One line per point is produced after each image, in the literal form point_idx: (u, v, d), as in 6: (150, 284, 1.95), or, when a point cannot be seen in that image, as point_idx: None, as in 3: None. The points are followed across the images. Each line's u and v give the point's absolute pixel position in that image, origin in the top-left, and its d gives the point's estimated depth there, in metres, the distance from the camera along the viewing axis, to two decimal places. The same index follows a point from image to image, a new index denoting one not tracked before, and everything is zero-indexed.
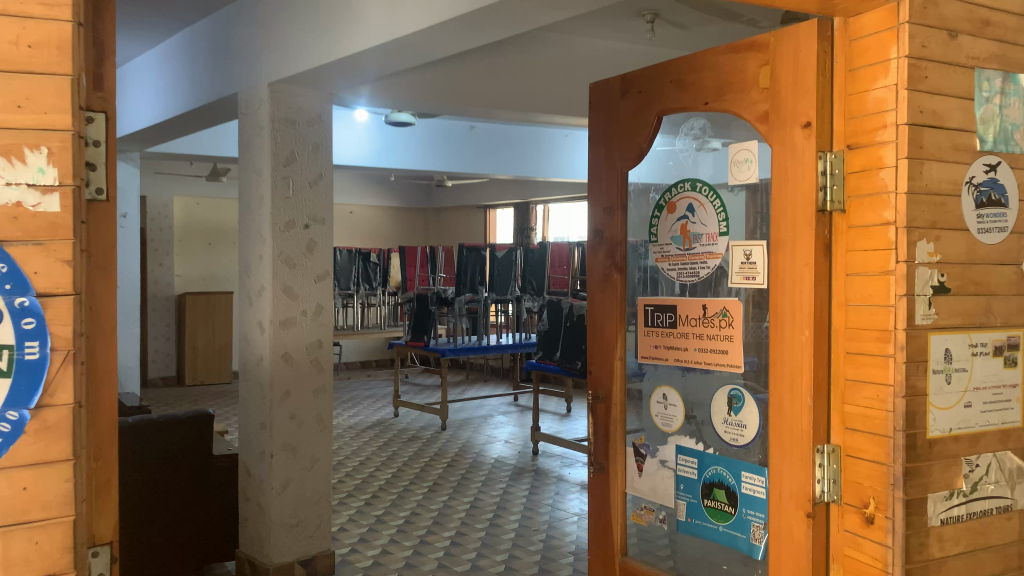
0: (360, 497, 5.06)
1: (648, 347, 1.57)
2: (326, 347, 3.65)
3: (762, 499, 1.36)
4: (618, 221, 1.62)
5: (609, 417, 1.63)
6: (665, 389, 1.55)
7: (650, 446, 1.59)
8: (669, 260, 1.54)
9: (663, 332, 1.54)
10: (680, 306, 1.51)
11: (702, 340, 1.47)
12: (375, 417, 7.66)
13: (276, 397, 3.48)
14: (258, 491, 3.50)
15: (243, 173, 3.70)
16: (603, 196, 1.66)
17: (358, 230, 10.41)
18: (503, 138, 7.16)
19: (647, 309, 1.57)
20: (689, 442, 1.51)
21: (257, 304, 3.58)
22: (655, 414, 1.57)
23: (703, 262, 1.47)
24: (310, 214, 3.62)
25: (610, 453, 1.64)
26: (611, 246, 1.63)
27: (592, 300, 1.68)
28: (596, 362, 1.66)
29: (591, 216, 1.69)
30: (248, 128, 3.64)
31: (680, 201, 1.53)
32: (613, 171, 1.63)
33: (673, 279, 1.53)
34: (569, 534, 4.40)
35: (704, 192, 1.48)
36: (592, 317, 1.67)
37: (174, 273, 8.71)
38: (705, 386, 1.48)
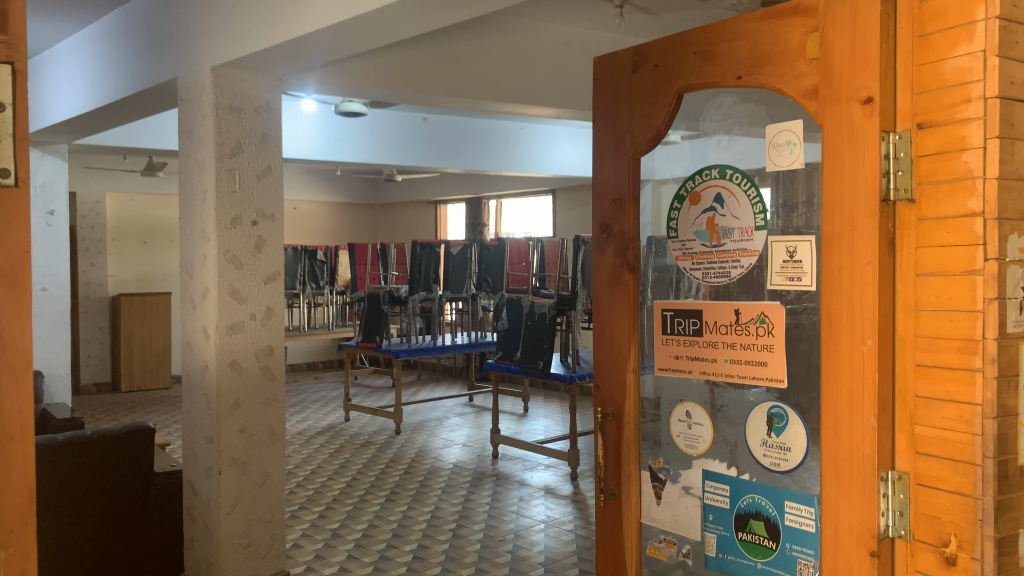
0: (313, 509, 4.79)
1: (667, 357, 1.39)
2: (277, 354, 3.38)
3: (812, 533, 1.19)
4: (631, 214, 1.43)
5: (621, 437, 1.44)
6: (689, 406, 1.37)
7: (670, 470, 1.40)
8: (693, 258, 1.35)
9: (685, 341, 1.36)
10: (706, 311, 1.33)
11: (734, 350, 1.28)
12: (326, 422, 7.37)
13: (224, 408, 3.21)
14: (205, 511, 3.24)
15: (185, 166, 3.42)
16: (611, 186, 1.47)
17: (304, 226, 10.06)
18: (456, 130, 6.94)
19: (665, 315, 1.39)
20: (719, 468, 1.33)
21: (201, 308, 3.30)
22: (676, 434, 1.40)
23: (735, 260, 1.29)
24: (258, 210, 3.35)
25: (622, 478, 1.44)
26: (620, 242, 1.44)
27: (597, 304, 1.49)
28: (605, 376, 1.47)
29: (596, 208, 1.50)
30: (189, 116, 3.36)
31: (707, 190, 1.35)
32: (624, 157, 1.44)
33: (697, 280, 1.35)
34: (536, 543, 4.22)
35: (736, 180, 1.30)
36: (598, 324, 1.48)
37: (107, 273, 8.28)
38: (738, 402, 1.30)
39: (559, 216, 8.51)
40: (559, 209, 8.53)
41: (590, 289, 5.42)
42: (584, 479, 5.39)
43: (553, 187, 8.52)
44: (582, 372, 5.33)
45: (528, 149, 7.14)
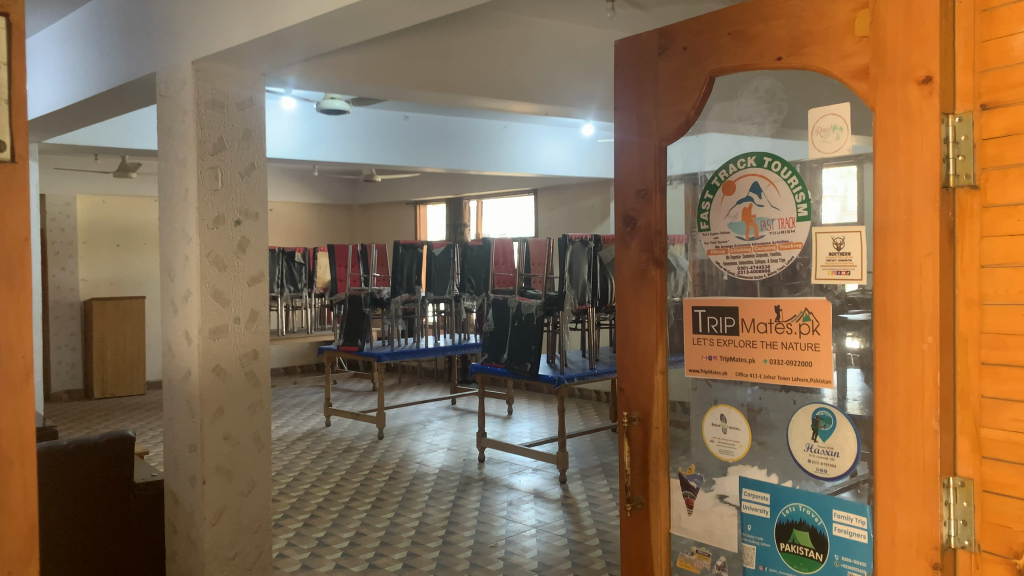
0: (298, 517, 4.67)
1: (699, 358, 1.42)
2: (262, 358, 3.33)
3: (859, 544, 1.20)
4: (658, 208, 1.44)
5: (646, 442, 1.47)
6: (723, 409, 1.42)
7: (701, 477, 1.44)
8: (728, 253, 1.38)
9: (721, 340, 1.39)
10: (742, 308, 1.35)
11: (774, 348, 1.30)
12: (306, 427, 7.23)
13: (207, 416, 3.16)
14: (190, 521, 3.21)
15: (164, 163, 3.31)
16: (634, 176, 1.47)
17: (281, 228, 9.90)
18: (439, 128, 6.82)
19: (697, 313, 1.42)
20: (757, 479, 1.37)
21: (183, 311, 3.22)
22: (711, 439, 1.44)
23: (776, 254, 1.31)
24: (241, 209, 3.26)
25: (649, 479, 1.47)
26: (645, 236, 1.46)
27: (621, 300, 1.50)
28: (631, 374, 1.49)
29: (618, 198, 1.51)
30: (169, 112, 3.25)
31: (743, 179, 1.37)
32: (649, 147, 1.45)
33: (731, 275, 1.38)
34: (529, 549, 4.13)
35: (774, 168, 1.32)
36: (622, 320, 1.50)
37: (79, 277, 8.10)
38: (779, 403, 1.32)
39: (541, 216, 8.44)
40: (540, 209, 8.45)
41: (577, 289, 5.30)
42: (573, 481, 5.31)
43: (534, 187, 8.44)
44: (570, 373, 5.26)
45: (511, 148, 7.06)
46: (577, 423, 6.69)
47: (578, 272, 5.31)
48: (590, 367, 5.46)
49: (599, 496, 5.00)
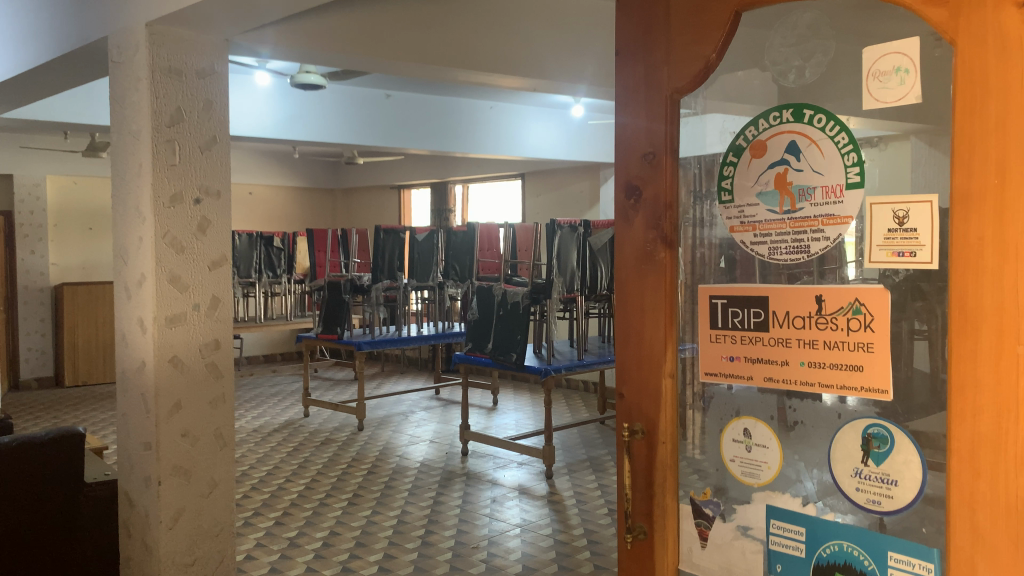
0: (269, 515, 4.42)
1: (719, 359, 1.40)
2: (224, 349, 3.09)
3: None
4: (666, 185, 1.43)
5: (652, 452, 1.47)
6: (748, 422, 1.40)
7: (717, 503, 1.44)
8: (758, 229, 1.35)
9: (746, 337, 1.36)
10: (773, 299, 1.32)
11: (813, 350, 1.27)
12: (284, 418, 6.99)
13: (163, 411, 2.90)
14: (144, 524, 2.97)
15: (116, 136, 3.03)
16: (643, 141, 1.46)
17: (259, 212, 9.64)
18: (422, 108, 6.53)
19: (717, 303, 1.40)
20: (787, 511, 1.35)
21: (137, 297, 2.96)
22: (736, 459, 1.42)
23: (818, 231, 1.27)
24: (201, 186, 3.01)
25: (654, 488, 1.47)
26: (650, 217, 1.45)
27: (622, 281, 1.50)
28: (637, 366, 1.48)
29: (623, 164, 1.50)
30: (122, 80, 2.98)
31: (778, 138, 1.32)
32: (658, 105, 1.44)
33: (761, 256, 1.34)
34: (513, 550, 3.90)
35: (817, 124, 1.27)
36: (623, 307, 1.50)
37: (49, 261, 8.12)
38: (819, 416, 1.29)
39: (528, 201, 8.23)
40: (527, 195, 8.22)
41: (566, 276, 5.08)
42: (559, 477, 5.08)
43: (521, 171, 8.19)
44: (557, 365, 5.04)
45: (497, 131, 6.82)
46: (565, 416, 6.47)
47: (567, 259, 5.08)
48: (578, 358, 5.23)
49: (587, 492, 4.77)
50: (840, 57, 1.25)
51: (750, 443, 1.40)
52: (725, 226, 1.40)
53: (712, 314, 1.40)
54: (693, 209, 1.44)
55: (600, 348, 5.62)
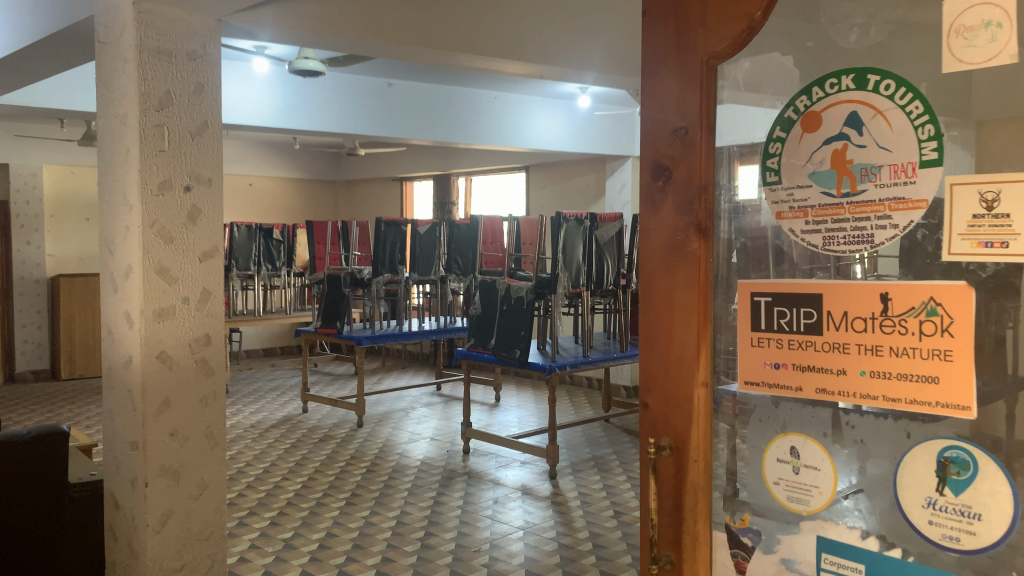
0: (264, 515, 4.29)
1: (760, 366, 1.27)
2: (216, 345, 2.97)
3: None
4: (700, 166, 1.33)
5: (680, 466, 1.37)
6: (795, 439, 1.26)
7: (755, 529, 1.31)
8: (811, 216, 1.22)
9: (794, 339, 1.23)
10: (827, 298, 1.19)
11: (876, 354, 1.13)
12: (282, 413, 6.86)
13: (151, 410, 2.76)
14: (130, 528, 2.83)
15: (102, 121, 2.88)
16: (673, 116, 1.36)
17: (258, 203, 9.51)
18: (424, 96, 6.36)
19: (760, 302, 1.27)
20: (842, 544, 1.20)
21: (124, 290, 2.81)
22: (783, 481, 1.28)
23: (881, 218, 1.14)
24: (191, 173, 2.88)
25: (681, 505, 1.38)
26: (680, 205, 1.35)
27: (649, 272, 1.40)
28: (664, 366, 1.38)
29: (650, 144, 1.40)
30: (108, 61, 2.83)
31: (835, 109, 1.18)
32: (692, 78, 1.34)
33: (814, 247, 1.21)
34: (515, 555, 3.76)
35: (885, 91, 1.13)
36: (650, 302, 1.39)
37: (46, 252, 7.99)
38: (881, 433, 1.15)
39: (533, 194, 8.10)
40: (531, 187, 8.08)
41: (571, 271, 4.94)
42: (563, 477, 4.94)
43: (525, 163, 8.05)
44: (562, 362, 4.90)
45: (502, 121, 6.68)
46: (569, 414, 6.32)
47: (572, 252, 4.93)
48: (583, 355, 5.09)
49: (592, 494, 4.63)
50: (904, 24, 1.12)
51: (798, 464, 1.25)
52: (770, 213, 1.27)
53: (755, 314, 1.28)
54: (729, 198, 1.33)
55: (605, 344, 5.48)
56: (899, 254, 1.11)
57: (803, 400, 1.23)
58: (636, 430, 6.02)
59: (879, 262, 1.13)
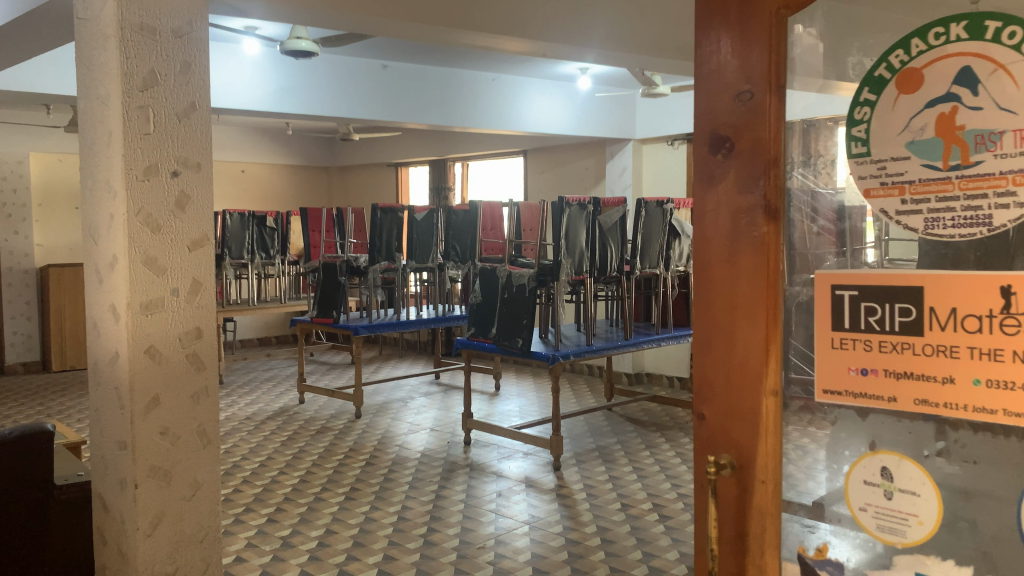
0: (261, 512, 4.16)
1: (843, 372, 1.18)
2: (207, 339, 2.82)
3: None
4: (766, 139, 1.26)
5: (744, 486, 1.31)
6: (885, 461, 1.15)
7: (839, 559, 1.23)
8: (912, 195, 1.10)
9: (886, 339, 1.12)
10: (929, 293, 1.07)
11: (993, 354, 1.01)
12: (278, 404, 6.73)
13: (139, 407, 2.62)
14: (120, 532, 2.70)
15: (83, 102, 2.72)
16: (737, 82, 1.30)
17: (251, 190, 9.34)
18: (419, 78, 6.18)
19: (841, 297, 1.17)
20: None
21: (109, 281, 2.66)
22: (873, 508, 1.16)
23: (997, 200, 1.01)
24: (178, 158, 2.72)
25: (745, 530, 1.32)
26: (742, 187, 1.29)
27: (713, 251, 1.34)
28: (726, 358, 1.33)
29: (707, 110, 1.34)
30: (88, 39, 2.67)
31: (941, 65, 1.06)
32: (758, 38, 1.26)
33: (914, 231, 1.09)
34: (522, 551, 3.64)
35: (1007, 41, 1.00)
36: (716, 283, 1.34)
37: (34, 242, 7.82)
38: (999, 452, 1.05)
39: (531, 179, 7.96)
40: (530, 171, 7.94)
41: (574, 257, 4.80)
42: (568, 468, 4.82)
43: (523, 147, 7.90)
44: (565, 351, 4.77)
45: (499, 104, 6.50)
46: (570, 403, 6.20)
47: (575, 238, 4.79)
48: (587, 344, 4.96)
49: (597, 485, 4.51)
50: None
51: (890, 488, 1.15)
52: (858, 190, 1.17)
53: (837, 308, 1.18)
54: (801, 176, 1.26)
55: (608, 332, 5.35)
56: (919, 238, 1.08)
57: (897, 413, 1.12)
58: (640, 419, 5.90)
59: (891, 246, 1.11)
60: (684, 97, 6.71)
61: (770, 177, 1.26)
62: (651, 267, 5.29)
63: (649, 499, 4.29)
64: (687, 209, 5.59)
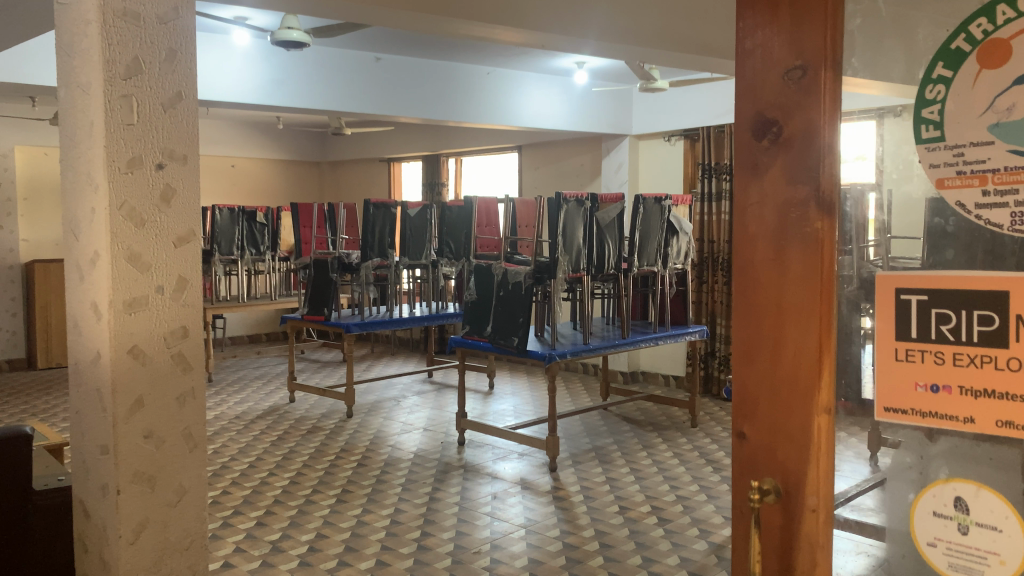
0: (249, 515, 4.05)
1: (909, 388, 1.10)
2: (193, 338, 2.71)
3: None
4: (820, 126, 1.17)
5: (791, 515, 1.23)
6: (958, 490, 1.08)
7: None
8: (995, 186, 1.01)
9: (963, 349, 1.04)
10: (1014, 300, 0.99)
11: None
12: (268, 403, 6.62)
13: (122, 410, 2.51)
14: (102, 539, 2.59)
15: (63, 91, 2.60)
16: (786, 62, 1.21)
17: (241, 185, 9.21)
18: (412, 71, 6.06)
19: (906, 303, 1.10)
20: None
21: (91, 278, 2.55)
22: (942, 543, 1.10)
23: None
24: (163, 149, 2.61)
25: (791, 563, 1.23)
26: (791, 179, 1.21)
27: (755, 246, 1.25)
28: (771, 364, 1.24)
29: (751, 92, 1.25)
30: (68, 25, 2.55)
31: None
32: (811, 13, 1.17)
33: (998, 228, 1.01)
34: (518, 556, 3.54)
35: None
36: (758, 282, 1.25)
37: (19, 237, 7.67)
38: None
39: (525, 175, 7.86)
40: (524, 167, 7.85)
41: (572, 254, 4.70)
42: (564, 470, 4.73)
43: (517, 143, 7.80)
44: (562, 350, 4.67)
45: (492, 98, 6.39)
46: (566, 402, 6.11)
47: (573, 234, 4.69)
48: (583, 343, 4.86)
49: (594, 487, 4.41)
50: None
51: (966, 522, 1.07)
52: (927, 179, 1.09)
53: (902, 315, 1.10)
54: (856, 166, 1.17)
55: (604, 331, 5.26)
56: (918, 238, 1.08)
57: (973, 435, 1.05)
58: (637, 419, 5.82)
59: (891, 245, 1.11)
60: (681, 93, 6.63)
61: (825, 169, 1.17)
62: (648, 265, 5.19)
63: (647, 502, 4.20)
64: (685, 205, 5.50)
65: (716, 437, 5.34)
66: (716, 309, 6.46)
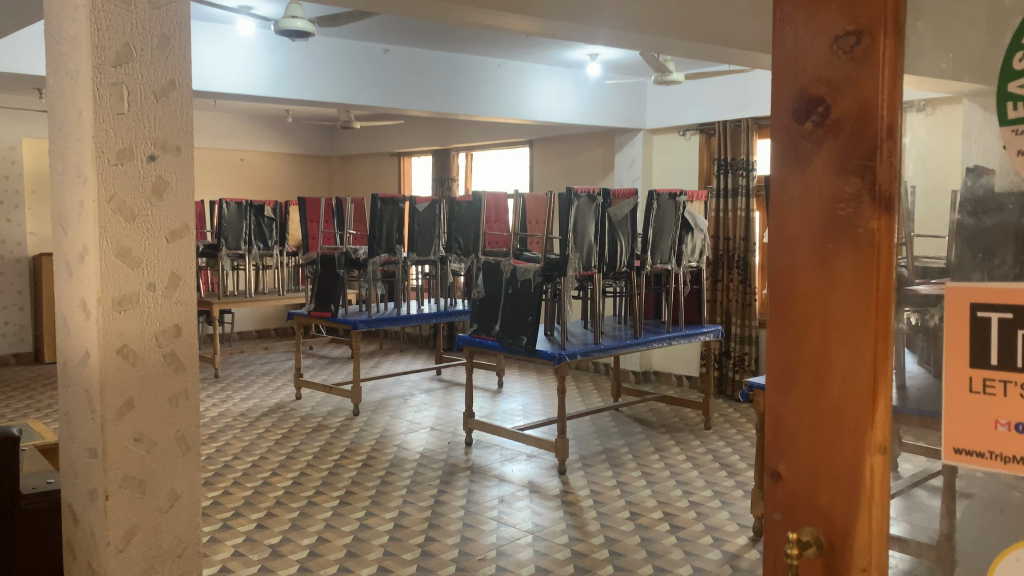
0: (250, 517, 3.95)
1: (986, 428, 0.93)
2: (186, 337, 2.60)
3: None
4: (876, 104, 1.01)
5: (834, 563, 1.07)
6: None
7: None
8: None
9: None
10: None
11: None
12: (274, 400, 6.53)
13: (111, 412, 2.41)
14: (90, 546, 2.48)
15: (52, 79, 2.50)
16: (835, 32, 1.04)
17: (250, 179, 9.13)
18: (421, 63, 5.93)
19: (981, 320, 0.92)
20: None
21: (79, 274, 2.45)
22: None
23: None
24: (155, 140, 2.50)
25: None
26: (841, 168, 1.04)
27: (794, 246, 1.08)
28: (814, 383, 1.07)
29: (791, 69, 1.09)
30: (57, 9, 2.44)
31: None
32: None
33: None
34: (525, 564, 3.42)
35: None
36: (797, 287, 1.08)
37: (26, 230, 7.61)
38: None
39: (536, 170, 7.74)
40: (535, 162, 7.73)
41: (583, 251, 4.57)
42: (573, 472, 4.61)
43: (528, 137, 7.67)
44: (572, 349, 4.55)
45: (503, 90, 6.26)
46: (576, 402, 5.99)
47: (584, 231, 4.56)
48: (594, 342, 4.73)
49: (604, 492, 4.29)
50: None
51: None
52: (1009, 170, 0.92)
53: (978, 336, 0.93)
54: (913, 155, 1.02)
55: (615, 330, 5.13)
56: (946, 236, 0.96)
57: None
58: (648, 420, 5.69)
59: (913, 245, 1.00)
60: (696, 86, 6.48)
61: (882, 155, 1.01)
62: (662, 263, 5.05)
63: (659, 507, 4.07)
64: (700, 201, 5.36)
65: (730, 440, 5.21)
66: (731, 307, 6.32)
